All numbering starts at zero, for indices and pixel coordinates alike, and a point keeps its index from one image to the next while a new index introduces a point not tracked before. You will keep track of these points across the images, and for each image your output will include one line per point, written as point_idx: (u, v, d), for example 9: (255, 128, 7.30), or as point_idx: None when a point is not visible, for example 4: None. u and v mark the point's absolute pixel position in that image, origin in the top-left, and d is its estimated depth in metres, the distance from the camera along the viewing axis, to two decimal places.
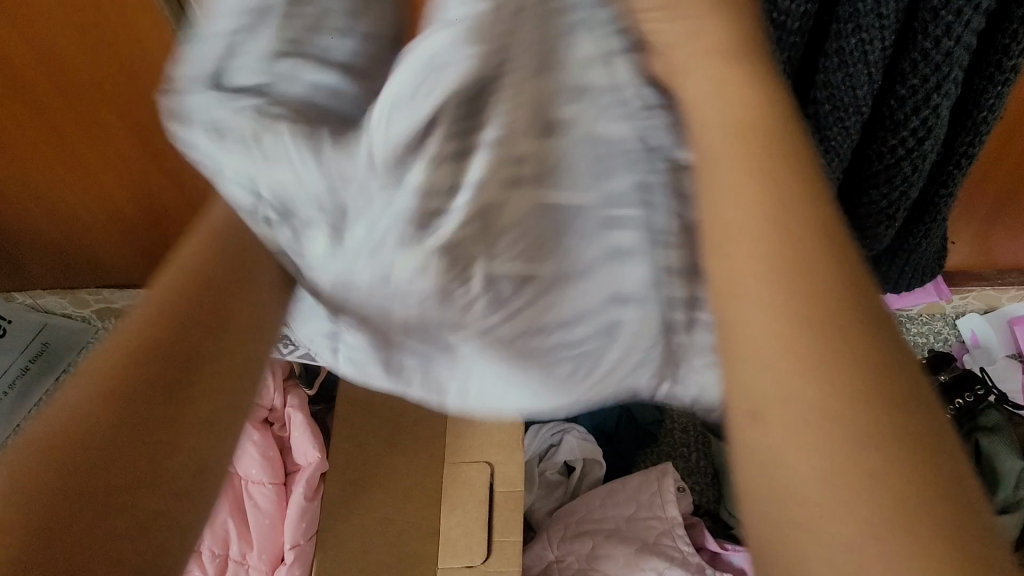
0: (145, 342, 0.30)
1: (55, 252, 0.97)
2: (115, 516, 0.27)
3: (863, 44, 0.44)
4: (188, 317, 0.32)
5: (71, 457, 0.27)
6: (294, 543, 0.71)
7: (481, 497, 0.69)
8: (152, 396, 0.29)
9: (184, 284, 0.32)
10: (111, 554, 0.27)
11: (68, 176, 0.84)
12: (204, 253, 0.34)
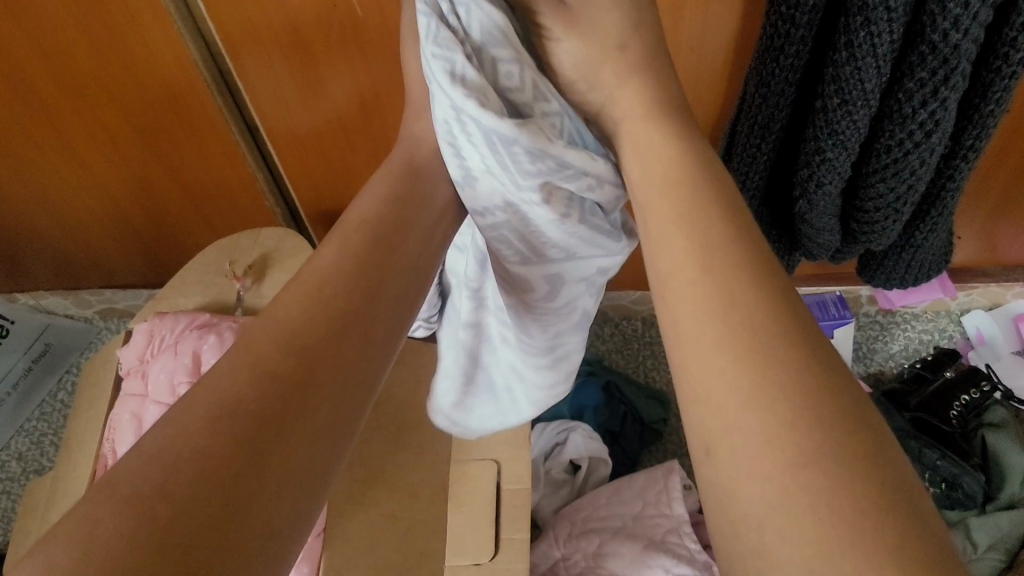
0: (276, 353, 0.32)
1: (46, 241, 0.94)
2: (255, 497, 0.28)
3: (871, 36, 0.48)
4: (298, 364, 0.32)
5: (220, 443, 0.28)
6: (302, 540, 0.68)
7: (489, 493, 0.70)
8: (279, 396, 0.31)
9: (308, 306, 0.34)
10: (249, 530, 0.27)
11: (72, 176, 0.84)
12: (312, 303, 0.34)
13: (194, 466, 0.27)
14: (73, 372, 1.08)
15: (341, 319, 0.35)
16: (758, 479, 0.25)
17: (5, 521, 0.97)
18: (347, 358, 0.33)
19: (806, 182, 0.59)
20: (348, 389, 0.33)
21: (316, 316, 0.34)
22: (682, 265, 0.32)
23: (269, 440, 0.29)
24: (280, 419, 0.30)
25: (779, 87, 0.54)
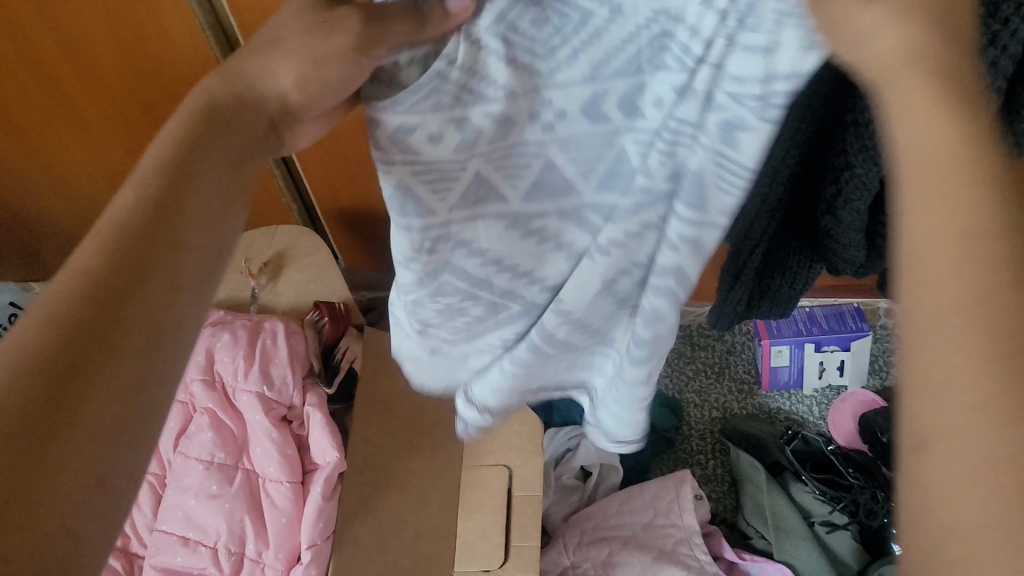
0: (109, 245, 0.29)
1: (59, 228, 0.94)
2: (71, 424, 0.25)
3: None
4: (94, 321, 0.27)
5: (38, 363, 0.25)
6: (311, 543, 0.67)
7: (498, 501, 0.70)
8: (102, 311, 0.27)
9: (145, 192, 0.30)
10: (80, 468, 0.25)
11: (89, 168, 0.84)
12: (106, 249, 0.28)
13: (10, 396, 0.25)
14: None
15: (130, 262, 0.28)
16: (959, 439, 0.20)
17: None
18: (159, 299, 0.29)
19: None
20: (155, 342, 0.28)
21: (113, 256, 0.28)
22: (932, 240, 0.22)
23: (64, 409, 0.25)
24: (73, 372, 0.26)
25: None
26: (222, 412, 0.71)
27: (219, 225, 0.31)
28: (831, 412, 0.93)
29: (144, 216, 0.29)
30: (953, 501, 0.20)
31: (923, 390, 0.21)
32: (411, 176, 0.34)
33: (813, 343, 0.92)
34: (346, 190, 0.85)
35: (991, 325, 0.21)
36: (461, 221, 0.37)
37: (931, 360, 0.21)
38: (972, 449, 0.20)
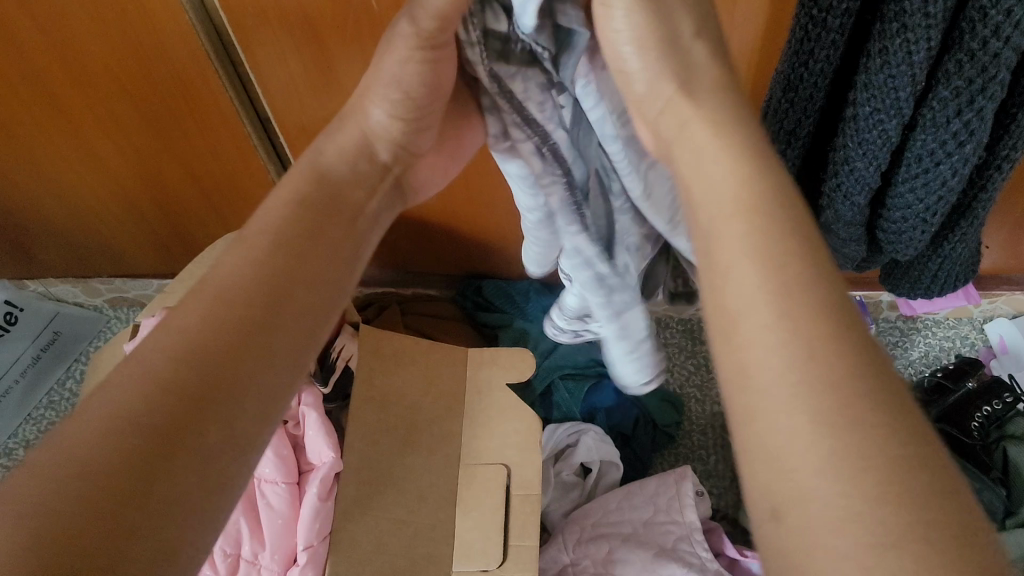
0: (224, 317, 0.37)
1: (51, 228, 0.93)
2: (156, 491, 0.31)
3: (907, 45, 0.47)
4: (181, 402, 0.34)
5: (129, 450, 0.31)
6: (308, 543, 0.67)
7: (498, 500, 0.70)
8: (206, 385, 0.35)
9: (253, 272, 0.39)
10: (155, 531, 0.31)
11: (80, 165, 0.83)
12: (208, 333, 0.36)
13: (110, 471, 0.31)
14: (82, 360, 1.07)
15: (237, 336, 0.37)
16: (831, 509, 0.26)
17: None
18: (229, 391, 0.35)
19: (833, 189, 0.58)
20: (246, 408, 0.36)
21: (190, 351, 0.35)
22: (752, 305, 0.31)
23: (150, 478, 0.31)
24: (165, 445, 0.32)
25: (807, 93, 0.53)
26: None
27: (313, 297, 0.41)
28: None
29: (247, 300, 0.38)
30: (818, 546, 0.26)
31: (779, 473, 0.28)
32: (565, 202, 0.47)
33: None
34: None
35: (804, 379, 0.29)
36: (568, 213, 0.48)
37: (786, 428, 0.28)
38: (831, 501, 0.26)
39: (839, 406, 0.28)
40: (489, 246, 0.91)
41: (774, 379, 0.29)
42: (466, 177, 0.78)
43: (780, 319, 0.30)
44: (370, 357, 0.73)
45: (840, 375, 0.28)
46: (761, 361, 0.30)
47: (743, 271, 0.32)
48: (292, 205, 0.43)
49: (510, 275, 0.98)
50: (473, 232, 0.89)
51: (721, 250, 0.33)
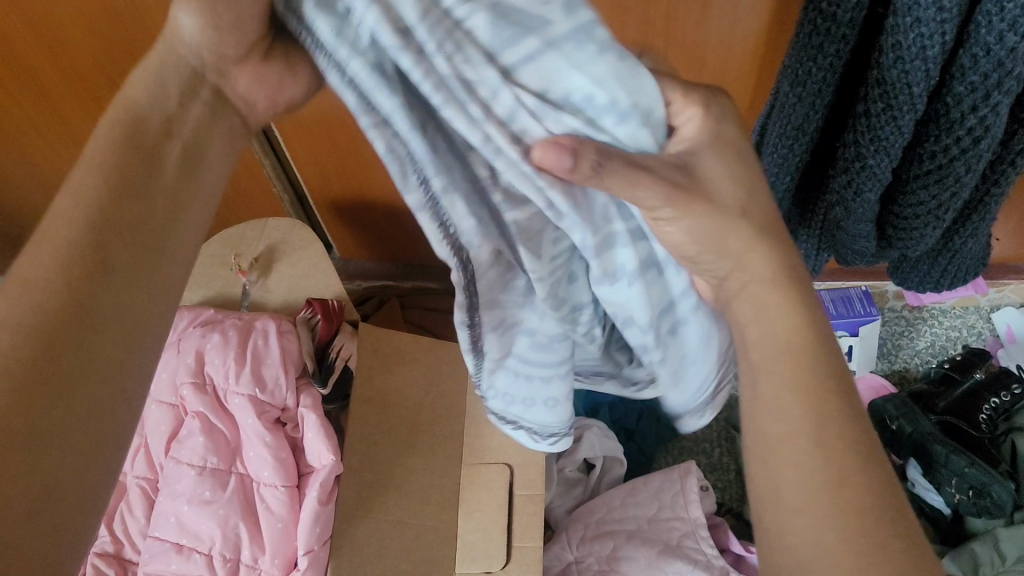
0: (68, 255, 0.32)
1: (38, 220, 0.91)
2: (46, 407, 0.30)
3: (920, 39, 0.46)
4: (46, 336, 0.31)
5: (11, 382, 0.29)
6: (308, 548, 0.64)
7: (500, 501, 0.69)
8: (60, 311, 0.31)
9: (93, 200, 0.34)
10: (60, 449, 0.30)
11: (71, 158, 0.81)
12: (63, 266, 0.32)
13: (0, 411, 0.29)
14: None
15: (86, 274, 0.32)
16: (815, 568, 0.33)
17: None
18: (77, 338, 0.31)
19: (843, 185, 0.56)
20: (119, 333, 0.33)
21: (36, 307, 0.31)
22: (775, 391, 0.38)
23: (38, 400, 0.30)
24: (48, 392, 0.30)
25: (816, 87, 0.52)
26: (213, 416, 0.68)
27: (181, 202, 0.36)
28: None
29: (82, 234, 0.33)
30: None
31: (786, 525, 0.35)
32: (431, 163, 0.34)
33: None
34: (339, 177, 0.83)
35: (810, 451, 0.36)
36: (455, 179, 0.35)
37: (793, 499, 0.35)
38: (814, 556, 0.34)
39: (829, 484, 0.35)
40: None
41: (783, 452, 0.37)
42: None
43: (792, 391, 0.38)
44: (369, 356, 0.71)
45: (828, 452, 0.36)
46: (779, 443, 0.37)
47: (762, 358, 0.40)
48: (121, 133, 0.35)
49: None
50: None
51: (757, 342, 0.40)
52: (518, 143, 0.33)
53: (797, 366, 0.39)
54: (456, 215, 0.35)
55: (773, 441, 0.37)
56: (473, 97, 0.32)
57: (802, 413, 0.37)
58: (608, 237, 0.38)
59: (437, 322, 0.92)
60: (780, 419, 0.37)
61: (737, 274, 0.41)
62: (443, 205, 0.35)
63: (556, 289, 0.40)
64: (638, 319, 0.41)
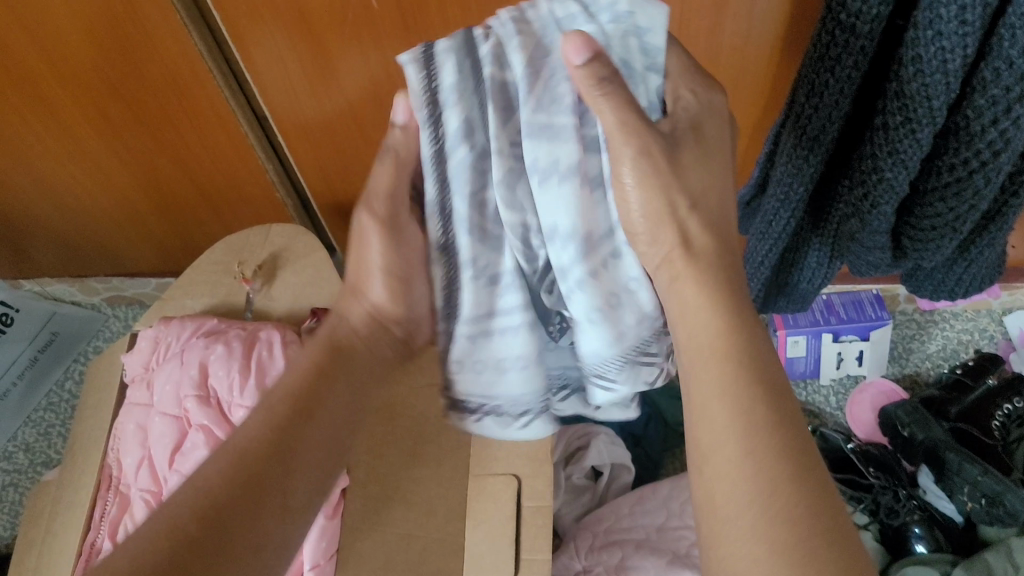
0: (239, 458, 0.48)
1: (42, 228, 0.92)
2: (220, 542, 0.44)
3: (941, 53, 0.44)
4: (227, 491, 0.46)
5: (194, 518, 0.44)
6: (314, 563, 0.64)
7: (509, 511, 0.69)
8: (232, 496, 0.46)
9: (258, 440, 0.48)
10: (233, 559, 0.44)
11: (72, 163, 0.80)
12: (238, 466, 0.47)
13: (195, 523, 0.44)
14: (79, 361, 1.06)
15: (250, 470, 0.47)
16: (746, 547, 0.37)
17: (14, 514, 0.95)
18: (240, 532, 0.45)
19: (859, 196, 0.55)
20: (256, 533, 0.46)
21: (212, 500, 0.45)
22: (705, 378, 0.42)
23: (210, 532, 0.44)
24: (214, 527, 0.44)
25: (833, 99, 0.51)
26: (216, 429, 0.65)
27: (313, 463, 0.50)
28: (849, 404, 0.90)
29: (242, 460, 0.47)
30: (747, 561, 0.37)
31: (715, 505, 0.40)
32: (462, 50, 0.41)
33: (831, 333, 0.88)
34: (342, 180, 0.82)
35: (741, 427, 0.40)
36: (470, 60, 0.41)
37: (724, 480, 0.40)
38: (741, 531, 0.38)
39: (757, 462, 0.39)
40: None
41: (716, 439, 0.41)
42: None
43: (724, 378, 0.42)
44: None
45: (764, 435, 0.40)
46: (706, 424, 0.41)
47: (698, 343, 0.43)
48: (288, 394, 0.51)
49: None
50: None
51: (687, 330, 0.44)
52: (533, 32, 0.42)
53: (725, 353, 0.42)
54: (458, 72, 0.41)
55: (707, 429, 0.41)
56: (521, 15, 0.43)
57: (728, 393, 0.41)
58: (554, 130, 0.42)
59: None
60: (712, 425, 0.41)
61: (667, 265, 0.46)
62: (454, 58, 0.41)
63: (513, 190, 0.43)
64: (565, 227, 0.43)
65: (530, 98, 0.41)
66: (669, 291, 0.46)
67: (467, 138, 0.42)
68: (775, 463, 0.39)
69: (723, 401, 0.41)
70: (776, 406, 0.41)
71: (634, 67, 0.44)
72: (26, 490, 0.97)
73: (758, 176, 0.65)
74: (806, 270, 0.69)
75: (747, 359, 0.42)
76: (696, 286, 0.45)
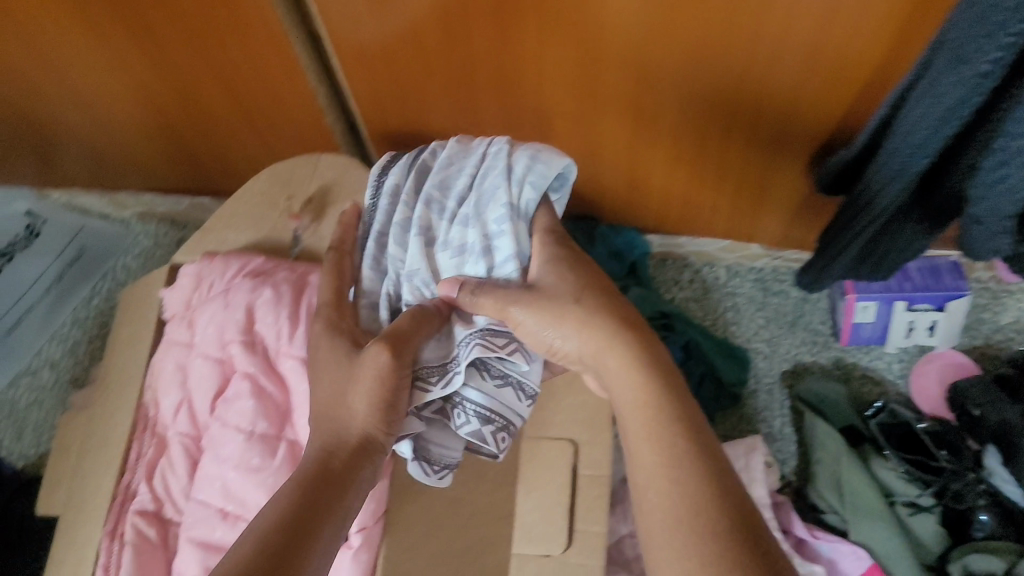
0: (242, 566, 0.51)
1: (70, 135, 0.86)
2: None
3: None
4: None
5: None
6: (361, 525, 0.60)
7: (563, 480, 0.65)
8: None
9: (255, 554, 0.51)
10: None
11: (106, 72, 0.74)
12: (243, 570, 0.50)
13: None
14: (108, 280, 1.00)
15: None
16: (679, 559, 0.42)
17: (41, 435, 0.92)
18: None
19: (984, 182, 0.50)
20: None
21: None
22: (635, 420, 0.47)
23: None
24: None
25: (983, 70, 0.45)
26: (263, 378, 0.61)
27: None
28: (914, 375, 0.86)
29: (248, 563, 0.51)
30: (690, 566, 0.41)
31: (652, 526, 0.44)
32: (413, 158, 0.59)
33: (905, 300, 0.83)
34: (394, 106, 0.75)
35: (666, 458, 0.45)
36: (415, 166, 0.58)
37: (657, 505, 0.44)
38: (675, 543, 0.42)
39: (683, 484, 0.44)
40: None
41: (647, 469, 0.45)
42: (540, 97, 0.69)
43: (647, 418, 0.47)
44: None
45: (690, 465, 0.44)
46: (640, 460, 0.46)
47: (623, 393, 0.49)
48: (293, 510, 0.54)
49: (573, 215, 0.89)
50: None
51: (614, 383, 0.49)
52: (456, 156, 0.57)
53: (649, 398, 0.47)
54: (397, 171, 0.58)
55: (641, 463, 0.46)
56: (458, 148, 0.57)
57: (651, 431, 0.46)
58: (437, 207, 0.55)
59: None
60: (643, 459, 0.46)
61: (589, 343, 0.50)
62: (400, 162, 0.59)
63: (402, 239, 0.55)
64: (421, 269, 0.54)
65: (438, 176, 0.56)
66: (600, 361, 0.50)
67: (392, 196, 0.57)
68: (697, 488, 0.43)
69: (650, 440, 0.46)
70: (697, 440, 0.45)
71: (517, 181, 0.52)
72: (51, 409, 0.93)
73: (861, 147, 0.60)
74: (907, 241, 0.65)
75: (664, 402, 0.47)
76: (613, 353, 0.49)
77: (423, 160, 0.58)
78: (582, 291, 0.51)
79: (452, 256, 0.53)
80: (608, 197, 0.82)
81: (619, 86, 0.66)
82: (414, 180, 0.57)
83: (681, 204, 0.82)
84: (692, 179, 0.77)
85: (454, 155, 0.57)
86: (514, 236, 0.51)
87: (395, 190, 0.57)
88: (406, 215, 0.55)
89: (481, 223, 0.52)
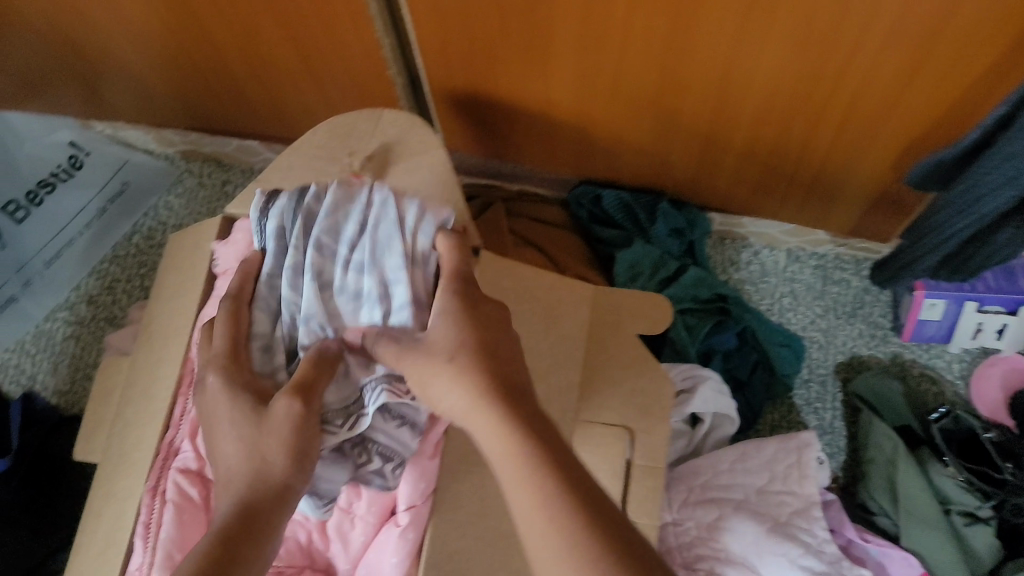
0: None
1: (115, 65, 0.82)
2: None
3: None
4: None
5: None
6: (411, 503, 0.59)
7: (617, 468, 0.63)
8: None
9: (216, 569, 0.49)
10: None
11: (163, 7, 0.70)
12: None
13: None
14: (150, 217, 0.99)
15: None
16: None
17: (77, 372, 0.91)
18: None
19: None
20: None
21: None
22: (505, 469, 0.42)
23: None
24: None
25: None
26: None
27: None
28: (976, 377, 0.83)
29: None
30: None
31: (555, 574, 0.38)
32: (294, 196, 0.58)
33: (975, 301, 0.80)
34: (462, 63, 0.71)
35: (548, 497, 0.40)
36: (293, 205, 0.58)
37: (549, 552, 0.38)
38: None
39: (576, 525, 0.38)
40: (627, 154, 0.78)
41: (529, 521, 0.40)
42: (617, 64, 0.64)
43: (519, 463, 0.42)
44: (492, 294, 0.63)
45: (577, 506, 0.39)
46: (520, 514, 0.40)
47: (491, 443, 0.44)
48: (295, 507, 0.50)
49: (635, 186, 0.85)
50: (606, 139, 0.76)
51: (481, 438, 0.44)
52: (337, 201, 0.57)
53: (518, 442, 0.42)
54: (278, 210, 0.57)
55: (521, 518, 0.40)
56: (340, 193, 0.58)
57: (524, 476, 0.41)
58: (325, 254, 0.55)
59: (553, 242, 0.84)
60: (520, 508, 0.40)
61: (464, 397, 0.46)
62: (280, 199, 0.58)
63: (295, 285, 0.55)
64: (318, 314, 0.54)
65: (326, 220, 0.56)
66: (473, 415, 0.45)
67: (278, 239, 0.57)
68: (589, 521, 0.38)
69: (523, 484, 0.41)
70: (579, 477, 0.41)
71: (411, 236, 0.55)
72: (87, 346, 0.92)
73: (970, 141, 0.56)
74: (1001, 247, 0.61)
75: (533, 444, 0.42)
76: (486, 406, 0.44)
77: (301, 202, 0.58)
78: (458, 345, 0.47)
79: (349, 301, 0.55)
80: (676, 172, 0.79)
81: (704, 57, 0.61)
82: (298, 223, 0.57)
83: (751, 185, 0.78)
84: (769, 159, 0.73)
85: (336, 202, 0.57)
86: (410, 286, 0.53)
87: (276, 231, 0.57)
88: (297, 261, 0.55)
89: (378, 272, 0.54)
